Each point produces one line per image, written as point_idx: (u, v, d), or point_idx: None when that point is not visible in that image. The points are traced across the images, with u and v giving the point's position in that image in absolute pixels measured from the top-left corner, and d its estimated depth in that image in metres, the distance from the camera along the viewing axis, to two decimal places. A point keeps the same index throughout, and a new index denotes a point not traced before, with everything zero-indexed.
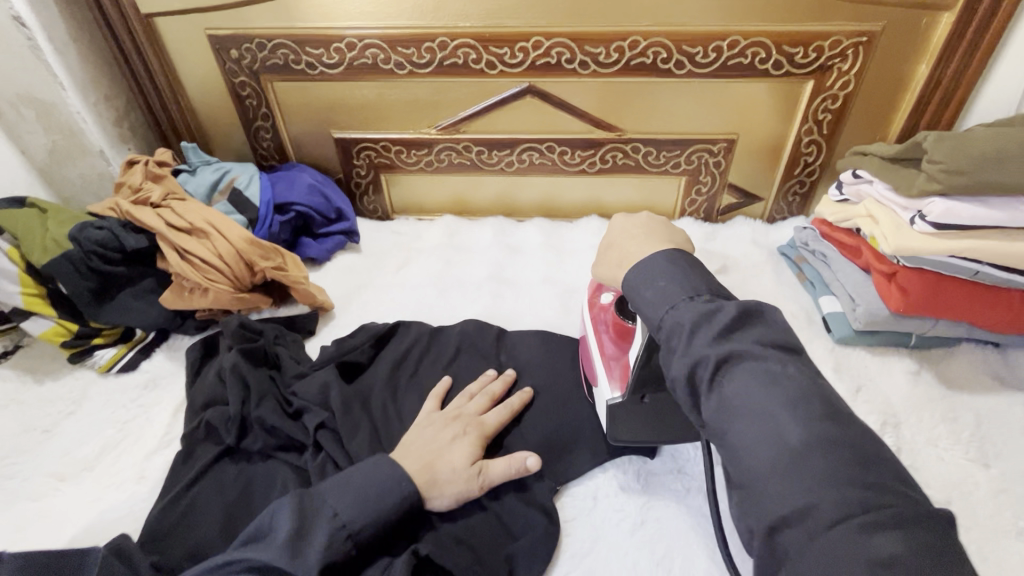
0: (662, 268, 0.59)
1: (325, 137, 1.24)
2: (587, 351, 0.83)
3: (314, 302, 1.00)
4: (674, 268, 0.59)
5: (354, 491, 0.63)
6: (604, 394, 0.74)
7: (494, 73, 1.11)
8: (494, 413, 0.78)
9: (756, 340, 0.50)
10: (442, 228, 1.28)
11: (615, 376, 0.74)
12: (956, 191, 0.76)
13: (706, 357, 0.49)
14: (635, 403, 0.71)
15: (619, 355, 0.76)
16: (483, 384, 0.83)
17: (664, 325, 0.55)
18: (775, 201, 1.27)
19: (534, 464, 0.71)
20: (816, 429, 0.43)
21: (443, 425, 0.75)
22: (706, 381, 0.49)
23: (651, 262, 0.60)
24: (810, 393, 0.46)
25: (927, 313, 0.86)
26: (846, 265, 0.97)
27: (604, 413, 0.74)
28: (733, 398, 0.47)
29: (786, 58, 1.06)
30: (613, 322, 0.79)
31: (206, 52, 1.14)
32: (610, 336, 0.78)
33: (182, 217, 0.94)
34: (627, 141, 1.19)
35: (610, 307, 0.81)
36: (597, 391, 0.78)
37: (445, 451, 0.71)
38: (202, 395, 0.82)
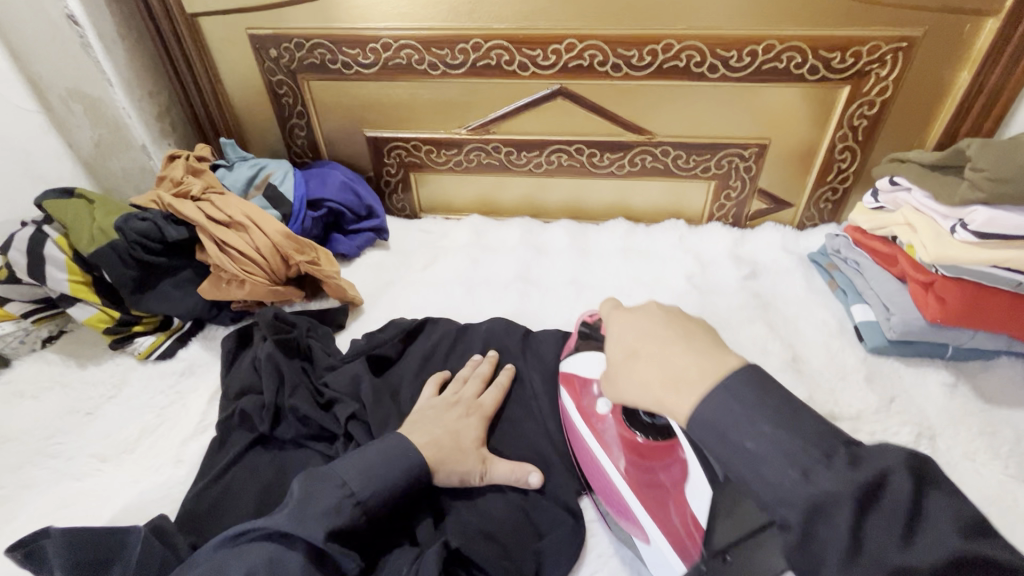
0: (729, 382, 0.47)
1: (357, 135, 1.26)
2: (609, 493, 0.69)
3: (345, 296, 1.02)
4: (748, 381, 0.47)
5: (360, 460, 0.63)
6: (675, 563, 0.61)
7: (526, 74, 1.12)
8: (488, 393, 0.81)
9: (868, 463, 0.42)
10: (469, 227, 1.29)
11: (675, 521, 0.63)
12: (1000, 200, 0.74)
13: (823, 495, 0.40)
14: (716, 561, 0.59)
15: (659, 481, 0.66)
16: (473, 367, 0.85)
17: (745, 448, 0.45)
18: (806, 208, 1.25)
19: (536, 481, 0.71)
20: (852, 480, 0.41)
21: (444, 409, 0.77)
22: (820, 521, 0.40)
23: (714, 394, 0.47)
24: (948, 530, 0.39)
25: (966, 325, 0.84)
26: (880, 273, 0.96)
27: (666, 569, 0.63)
28: (755, 453, 0.44)
29: (822, 63, 1.05)
30: (624, 437, 0.69)
31: (247, 51, 1.17)
32: (630, 458, 0.68)
33: (222, 210, 0.96)
34: (656, 145, 1.19)
35: (614, 418, 0.71)
36: (647, 547, 0.65)
37: (455, 433, 0.72)
38: (237, 382, 0.84)
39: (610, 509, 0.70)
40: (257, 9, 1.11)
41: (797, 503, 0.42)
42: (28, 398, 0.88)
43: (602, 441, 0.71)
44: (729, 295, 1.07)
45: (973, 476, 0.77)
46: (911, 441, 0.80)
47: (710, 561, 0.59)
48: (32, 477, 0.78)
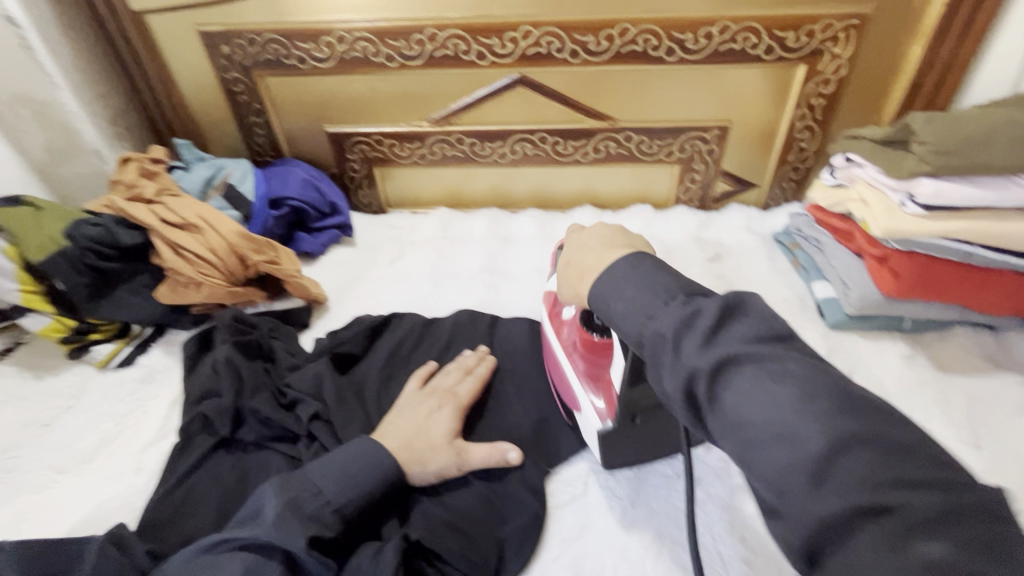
0: (636, 272, 0.54)
1: (318, 132, 1.24)
2: (556, 363, 0.77)
3: (308, 295, 1.00)
4: (643, 272, 0.54)
5: (337, 468, 0.64)
6: (593, 423, 0.68)
7: (485, 64, 1.11)
8: (465, 382, 0.80)
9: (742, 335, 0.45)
10: (436, 220, 1.28)
11: (600, 400, 0.68)
12: (945, 172, 0.75)
13: (699, 369, 0.44)
14: (625, 423, 0.66)
15: (600, 373, 0.70)
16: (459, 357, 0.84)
17: (647, 338, 0.49)
18: (770, 187, 1.26)
19: (515, 457, 0.72)
20: (834, 428, 0.37)
21: (420, 401, 0.77)
22: (706, 394, 0.44)
23: (616, 275, 0.55)
24: (827, 387, 0.40)
25: (919, 296, 0.85)
26: (838, 249, 0.97)
27: (595, 440, 0.69)
28: (738, 408, 0.42)
29: (776, 42, 1.05)
30: (582, 338, 0.72)
31: (198, 49, 1.14)
32: (580, 351, 0.72)
33: (175, 212, 0.94)
34: (619, 130, 1.19)
35: (576, 322, 0.74)
36: (581, 416, 0.73)
37: (425, 429, 0.72)
38: (198, 387, 0.83)
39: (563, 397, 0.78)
40: (206, 5, 1.08)
41: (791, 472, 0.38)
42: None
43: (564, 345, 0.75)
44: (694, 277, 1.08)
45: None
46: None
47: (620, 422, 0.66)
48: None
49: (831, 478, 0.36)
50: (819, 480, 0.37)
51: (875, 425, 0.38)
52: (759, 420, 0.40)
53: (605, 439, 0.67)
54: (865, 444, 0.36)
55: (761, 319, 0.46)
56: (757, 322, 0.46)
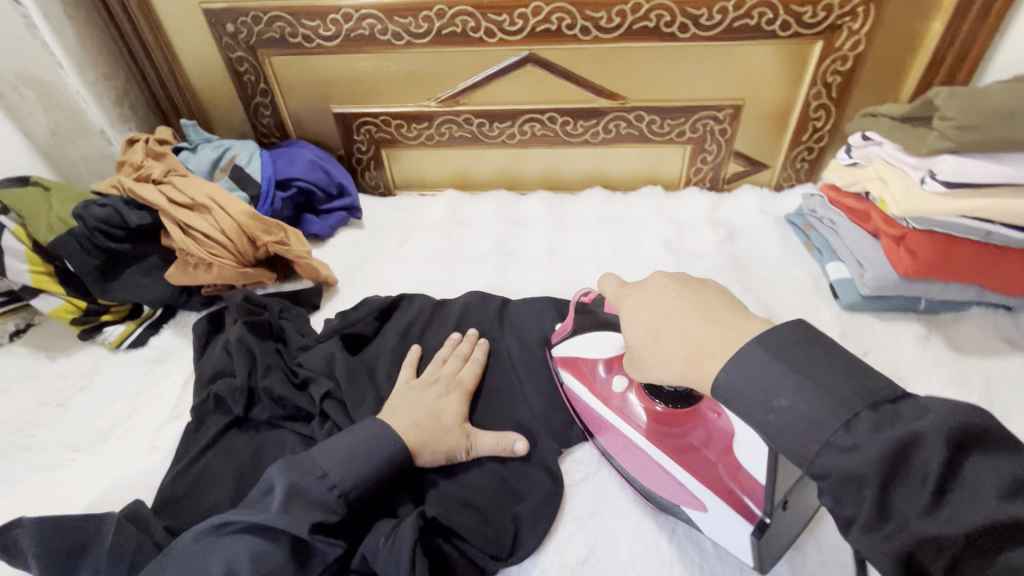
0: (751, 362, 0.49)
1: (324, 112, 1.23)
2: (631, 449, 0.68)
3: (318, 276, 1.00)
4: (763, 357, 0.49)
5: (343, 451, 0.63)
6: (734, 521, 0.58)
7: (493, 41, 1.09)
8: (466, 369, 0.80)
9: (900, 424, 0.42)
10: (444, 203, 1.27)
11: (729, 488, 0.59)
12: (966, 148, 0.74)
13: (849, 457, 0.42)
14: (778, 512, 0.56)
15: (690, 444, 0.65)
16: (451, 347, 0.84)
17: (780, 415, 0.46)
18: (783, 168, 1.24)
19: (522, 448, 0.71)
20: (1021, 525, 0.36)
21: (423, 389, 0.76)
22: (855, 482, 0.42)
23: (744, 366, 0.49)
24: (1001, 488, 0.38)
25: (937, 277, 0.84)
26: (854, 230, 0.96)
27: (744, 544, 0.58)
28: (894, 499, 0.40)
29: (793, 18, 1.03)
30: (649, 410, 0.67)
31: (202, 27, 1.12)
32: (657, 431, 0.66)
33: (184, 193, 0.94)
34: (630, 110, 1.17)
35: (632, 393, 0.69)
36: (704, 514, 0.62)
37: (435, 409, 0.72)
38: (210, 366, 0.83)
39: (655, 489, 0.66)
40: None
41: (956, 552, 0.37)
42: None
43: (622, 415, 0.68)
44: (707, 259, 1.07)
45: None
46: None
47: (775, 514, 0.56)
48: (5, 471, 0.77)
49: None
50: None
51: None
52: (914, 510, 0.39)
53: (760, 537, 0.57)
54: (1017, 507, 0.37)
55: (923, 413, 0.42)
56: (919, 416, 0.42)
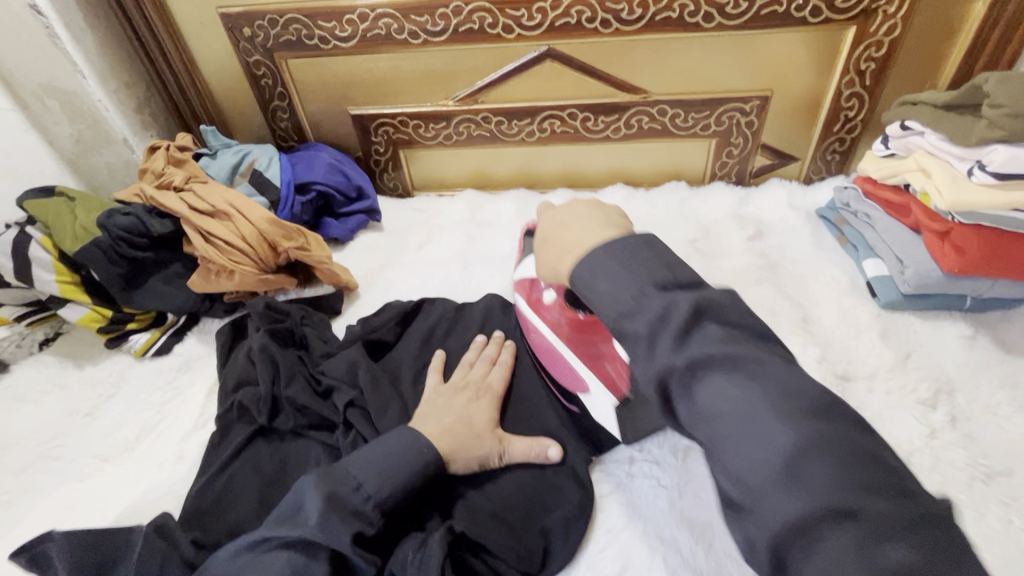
0: (620, 259, 0.49)
1: (342, 114, 1.22)
2: (546, 347, 0.77)
3: (339, 282, 0.99)
4: (626, 257, 0.49)
5: (377, 461, 0.61)
6: (606, 398, 0.69)
7: (511, 37, 1.06)
8: (494, 373, 0.78)
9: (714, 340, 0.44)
10: (463, 203, 1.25)
11: (608, 371, 0.70)
12: (1019, 137, 0.69)
13: (673, 367, 0.43)
14: (639, 396, 0.67)
15: (597, 350, 0.73)
16: (477, 351, 0.82)
17: (626, 309, 0.47)
18: (813, 160, 1.20)
19: (555, 455, 0.70)
20: (807, 429, 0.39)
21: (452, 395, 0.74)
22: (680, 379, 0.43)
23: (596, 259, 0.50)
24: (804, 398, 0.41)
25: (985, 274, 0.80)
26: (893, 225, 0.91)
27: (611, 421, 0.70)
28: (710, 405, 0.42)
29: (825, 3, 0.98)
30: (569, 317, 0.75)
31: (219, 32, 1.12)
32: (565, 327, 0.75)
33: (205, 200, 0.93)
34: (652, 104, 1.14)
35: (557, 303, 0.77)
36: (586, 397, 0.73)
37: (466, 415, 0.70)
38: (233, 375, 0.82)
39: (559, 378, 0.77)
40: None
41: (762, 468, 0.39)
42: (28, 402, 0.87)
43: (545, 318, 0.77)
44: (735, 256, 1.04)
45: (995, 430, 0.73)
46: (929, 397, 0.77)
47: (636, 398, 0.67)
48: (36, 481, 0.78)
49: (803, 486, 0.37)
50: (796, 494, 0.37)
51: (842, 426, 0.39)
52: (729, 412, 0.41)
53: (624, 410, 0.68)
54: (806, 417, 0.40)
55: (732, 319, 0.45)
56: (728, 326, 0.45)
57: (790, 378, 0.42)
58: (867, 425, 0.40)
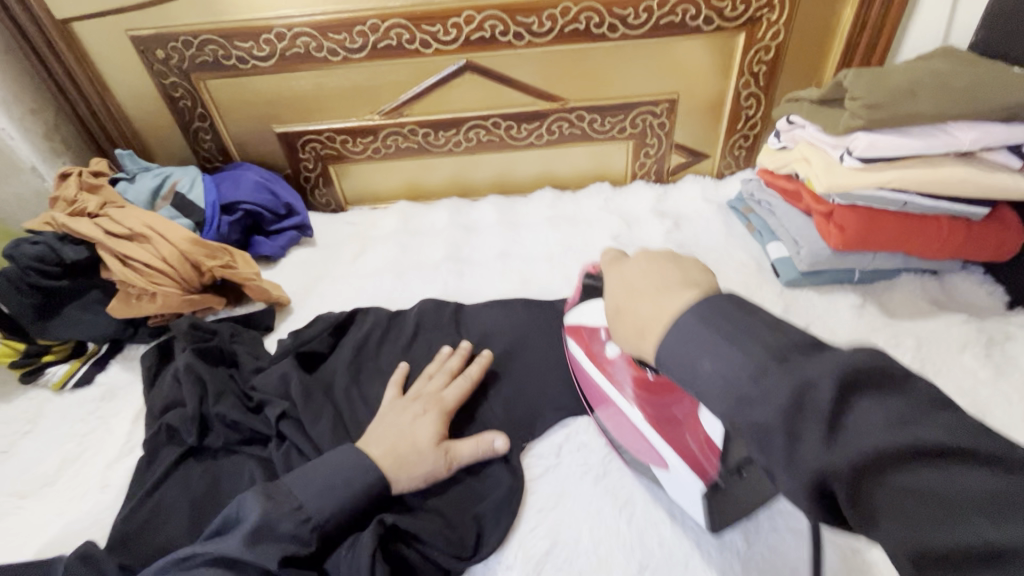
0: (623, 252, 0.58)
1: (267, 133, 1.22)
2: (618, 411, 0.71)
3: (269, 298, 0.99)
4: (642, 253, 0.57)
5: (318, 482, 0.63)
6: (693, 481, 0.63)
7: (429, 52, 1.10)
8: (451, 387, 0.77)
9: (693, 310, 0.46)
10: (396, 214, 1.27)
11: (691, 445, 0.64)
12: (877, 124, 0.78)
13: (666, 349, 0.47)
14: (732, 478, 0.62)
15: (674, 415, 0.67)
16: (439, 362, 0.82)
17: (628, 305, 0.53)
18: (722, 156, 1.29)
19: (501, 446, 0.71)
20: (794, 378, 0.39)
21: (403, 409, 0.74)
22: (677, 359, 0.46)
23: (604, 259, 0.58)
24: (790, 346, 0.41)
25: (865, 247, 0.89)
26: (789, 211, 1.00)
27: (695, 502, 0.63)
28: (706, 374, 0.43)
29: (715, 12, 1.07)
30: (637, 377, 0.69)
31: (132, 55, 1.11)
32: (638, 393, 0.69)
33: (120, 223, 0.91)
34: (570, 111, 1.20)
35: (624, 359, 0.71)
36: (665, 474, 0.66)
37: (408, 433, 0.70)
38: (160, 399, 0.81)
39: (620, 438, 0.72)
40: (135, 8, 1.05)
41: (763, 427, 0.39)
42: None
43: (611, 376, 0.72)
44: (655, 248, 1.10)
45: None
46: None
47: (727, 477, 0.62)
48: None
49: (803, 441, 0.37)
50: (794, 446, 0.37)
51: (835, 367, 0.38)
52: (724, 382, 0.42)
53: (713, 494, 0.62)
54: (790, 360, 0.40)
55: (720, 287, 0.48)
56: (711, 297, 0.47)
57: (772, 332, 0.42)
58: (864, 355, 0.39)
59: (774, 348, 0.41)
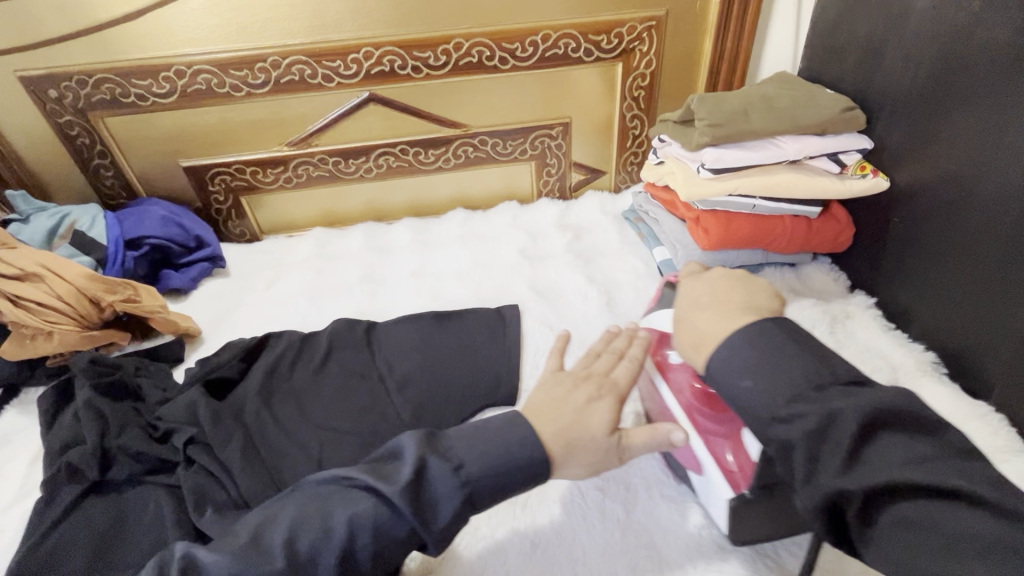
0: (759, 346, 0.51)
1: (173, 168, 1.23)
2: (669, 416, 0.70)
3: (177, 329, 0.99)
4: (770, 350, 0.51)
5: (289, 517, 0.52)
6: (724, 490, 0.61)
7: (332, 85, 1.16)
8: (621, 368, 0.64)
9: (892, 461, 0.43)
10: (312, 241, 1.30)
11: (729, 460, 0.62)
12: (722, 140, 0.91)
13: (845, 493, 0.43)
14: (762, 495, 0.59)
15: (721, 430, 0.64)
16: (604, 341, 0.68)
17: (765, 415, 0.49)
18: (617, 172, 1.42)
19: (681, 437, 0.59)
20: None
21: (570, 387, 0.62)
22: (859, 510, 0.43)
23: (731, 354, 0.52)
24: (1004, 534, 0.38)
25: (729, 247, 1.02)
26: (668, 218, 1.12)
27: (722, 512, 0.62)
28: (896, 548, 0.42)
29: (593, 45, 1.20)
30: (694, 387, 0.66)
31: (22, 95, 1.09)
32: (696, 406, 0.65)
33: (11, 263, 0.90)
34: (473, 136, 1.29)
35: (686, 367, 0.69)
36: (699, 478, 0.67)
37: (574, 420, 0.58)
38: (60, 438, 0.80)
39: (674, 454, 0.71)
40: (22, 49, 1.04)
41: None
42: None
43: (670, 385, 0.70)
44: (557, 258, 1.20)
45: None
46: None
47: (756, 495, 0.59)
48: None
49: None
50: None
51: None
52: (920, 553, 0.40)
53: (742, 507, 0.60)
54: (1002, 553, 0.38)
55: (907, 424, 0.44)
56: (905, 446, 0.43)
57: (988, 503, 0.40)
58: None
59: (981, 530, 0.39)
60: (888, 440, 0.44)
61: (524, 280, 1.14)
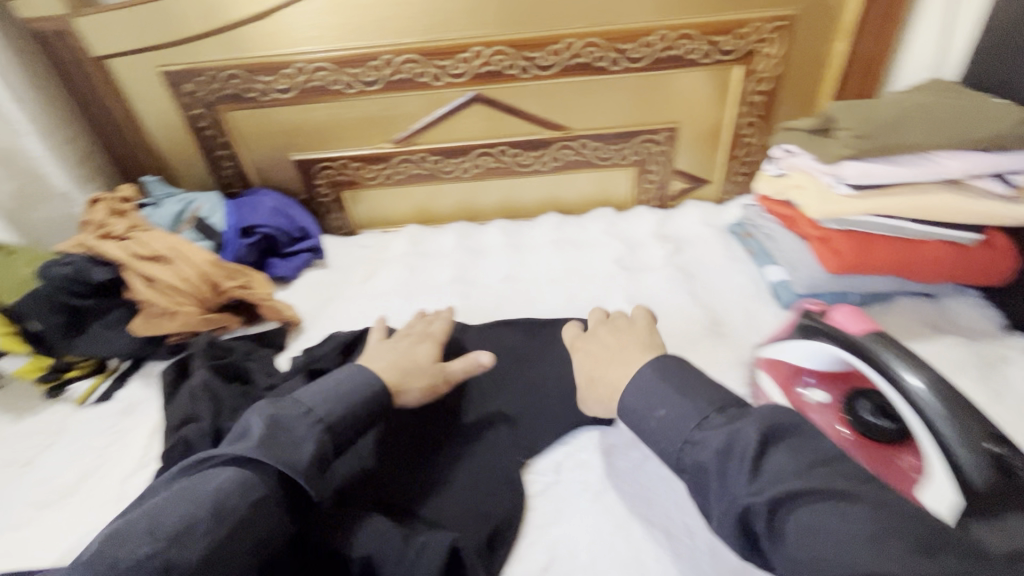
0: (670, 376, 0.58)
1: (285, 161, 1.28)
2: None
3: (283, 317, 1.03)
4: (681, 383, 0.57)
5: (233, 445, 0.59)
6: None
7: (440, 84, 1.16)
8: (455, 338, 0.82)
9: (788, 468, 0.45)
10: (406, 237, 1.32)
11: None
12: (867, 153, 0.83)
13: (746, 505, 0.44)
14: None
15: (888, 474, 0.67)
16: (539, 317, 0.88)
17: (689, 440, 0.52)
18: (723, 183, 1.33)
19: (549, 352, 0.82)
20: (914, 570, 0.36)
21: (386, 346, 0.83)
22: (765, 523, 0.43)
23: (643, 386, 0.59)
24: (895, 523, 0.39)
25: (862, 272, 0.91)
26: (787, 235, 1.02)
27: None
28: (800, 550, 0.41)
29: (712, 46, 1.12)
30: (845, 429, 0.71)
31: (161, 89, 1.18)
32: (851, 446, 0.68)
33: (147, 245, 0.97)
34: (574, 138, 1.25)
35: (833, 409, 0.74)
36: None
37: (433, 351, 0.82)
38: (178, 413, 0.84)
39: None
40: (165, 46, 1.12)
41: None
42: None
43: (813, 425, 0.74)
44: (657, 270, 1.13)
45: None
46: None
47: None
48: None
49: None
50: None
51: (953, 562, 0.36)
52: (826, 553, 0.39)
53: None
54: (901, 542, 0.38)
55: (803, 436, 0.47)
56: (810, 448, 0.46)
57: (871, 501, 0.41)
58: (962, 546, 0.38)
59: (865, 518, 0.40)
60: (784, 452, 0.46)
61: (622, 292, 1.08)
